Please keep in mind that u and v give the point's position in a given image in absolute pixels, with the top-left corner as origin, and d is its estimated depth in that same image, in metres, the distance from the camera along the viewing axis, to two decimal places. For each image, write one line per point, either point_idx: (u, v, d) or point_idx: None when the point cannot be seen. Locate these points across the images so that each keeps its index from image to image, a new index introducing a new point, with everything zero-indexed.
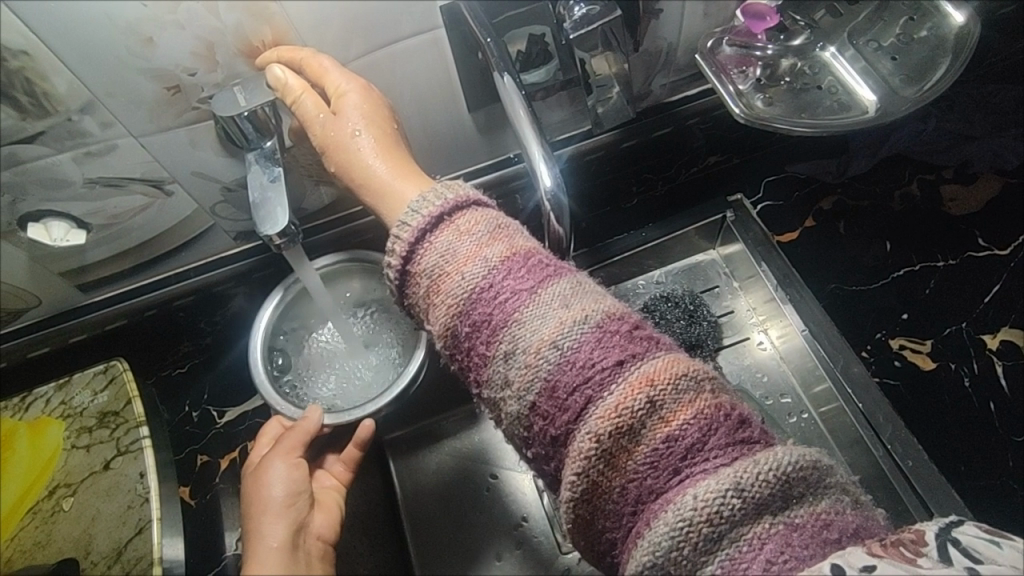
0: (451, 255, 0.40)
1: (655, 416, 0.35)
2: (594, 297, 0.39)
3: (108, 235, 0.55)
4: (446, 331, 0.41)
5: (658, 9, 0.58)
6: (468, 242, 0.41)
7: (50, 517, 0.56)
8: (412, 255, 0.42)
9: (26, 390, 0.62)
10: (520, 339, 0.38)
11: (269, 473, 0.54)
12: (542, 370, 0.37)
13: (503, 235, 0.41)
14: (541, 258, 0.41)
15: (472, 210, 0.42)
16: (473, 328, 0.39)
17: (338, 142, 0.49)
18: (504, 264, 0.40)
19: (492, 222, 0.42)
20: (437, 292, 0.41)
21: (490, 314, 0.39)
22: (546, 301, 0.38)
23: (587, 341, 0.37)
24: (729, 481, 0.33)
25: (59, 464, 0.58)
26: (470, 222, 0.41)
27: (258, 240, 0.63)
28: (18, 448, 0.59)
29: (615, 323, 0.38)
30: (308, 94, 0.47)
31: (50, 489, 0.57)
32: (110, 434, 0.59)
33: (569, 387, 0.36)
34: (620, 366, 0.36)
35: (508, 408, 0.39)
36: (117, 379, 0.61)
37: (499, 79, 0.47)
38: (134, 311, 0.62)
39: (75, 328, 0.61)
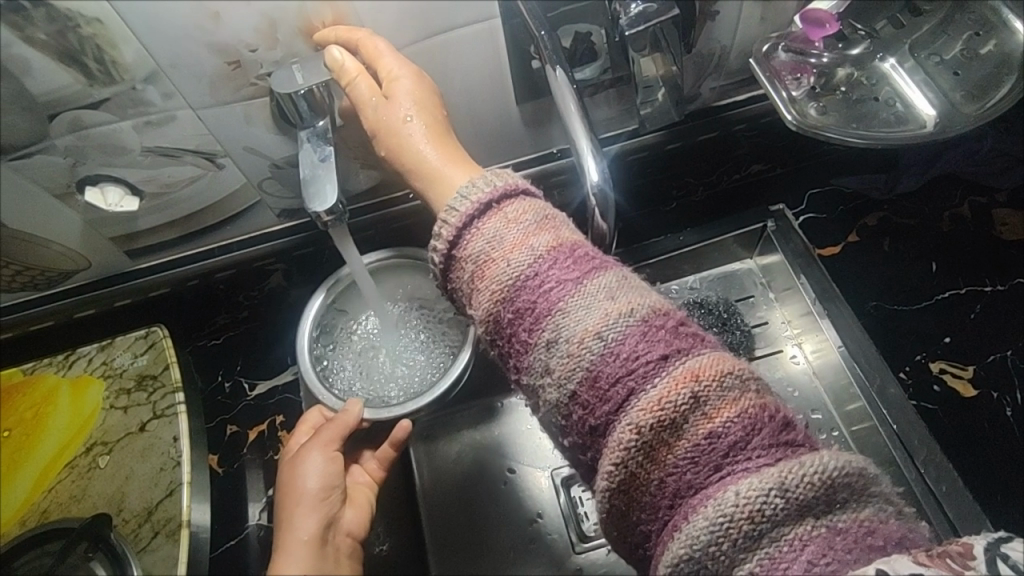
0: (498, 241, 0.41)
1: (698, 412, 0.35)
2: (640, 292, 0.39)
3: (158, 204, 0.56)
4: (488, 317, 0.41)
5: (715, 11, 0.58)
6: (516, 228, 0.41)
7: (86, 473, 0.58)
8: (458, 240, 0.42)
9: (70, 349, 0.64)
10: (563, 327, 0.38)
11: (305, 464, 0.56)
12: (585, 360, 0.37)
13: (549, 225, 0.41)
14: (586, 250, 0.41)
15: (520, 199, 0.42)
16: (516, 314, 0.40)
17: (393, 128, 0.49)
18: (550, 254, 0.40)
19: (540, 213, 0.42)
20: (482, 277, 0.41)
21: (535, 301, 0.39)
22: (592, 292, 0.38)
23: (631, 334, 0.37)
24: (772, 479, 0.33)
25: (97, 422, 0.60)
26: (518, 211, 0.41)
27: (302, 218, 0.64)
28: (60, 403, 0.62)
29: (660, 319, 0.37)
30: (363, 77, 0.48)
31: (88, 445, 0.59)
32: (148, 397, 0.61)
33: (611, 378, 0.36)
34: (664, 360, 0.36)
35: (547, 396, 0.39)
36: (157, 344, 0.63)
37: (551, 72, 0.48)
38: (177, 280, 0.63)
39: (122, 292, 0.63)
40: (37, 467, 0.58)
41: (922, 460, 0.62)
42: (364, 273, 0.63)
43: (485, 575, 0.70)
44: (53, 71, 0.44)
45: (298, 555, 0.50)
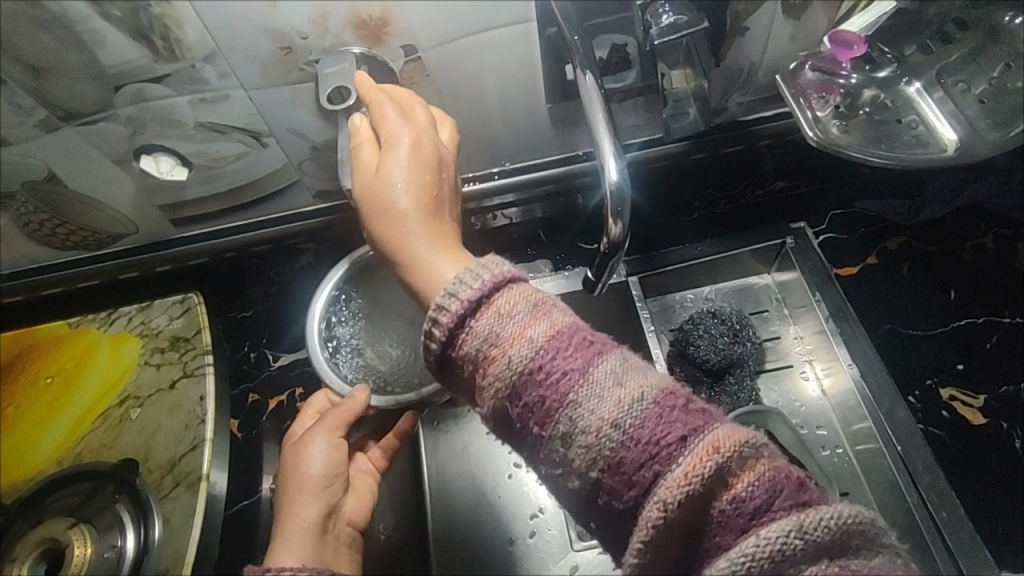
0: (497, 338, 0.40)
1: (719, 482, 0.35)
2: (644, 371, 0.39)
3: (204, 177, 0.60)
4: (497, 410, 0.40)
5: (745, 27, 0.60)
6: (512, 323, 0.40)
7: (117, 423, 0.62)
8: (454, 339, 0.42)
9: (112, 308, 0.69)
10: (580, 419, 0.37)
11: (311, 449, 0.60)
12: (604, 448, 0.37)
13: (545, 311, 0.41)
14: (584, 334, 0.40)
15: (510, 288, 0.42)
16: (527, 407, 0.39)
17: (381, 205, 0.48)
18: (551, 344, 0.39)
19: (533, 300, 0.41)
20: (485, 373, 0.40)
21: (544, 395, 0.38)
22: (601, 379, 0.38)
23: (644, 418, 0.37)
24: (792, 523, 0.34)
25: (131, 376, 0.65)
26: (510, 303, 0.41)
27: (335, 200, 0.67)
28: (100, 356, 0.66)
29: (669, 398, 0.38)
30: (367, 142, 0.51)
31: (121, 398, 0.63)
32: (179, 357, 0.65)
33: (634, 463, 0.36)
34: (681, 441, 0.36)
35: (569, 485, 0.39)
36: (192, 309, 0.68)
37: (581, 76, 0.50)
38: (214, 251, 0.67)
39: (163, 259, 0.67)
40: (73, 413, 0.63)
41: (924, 484, 0.62)
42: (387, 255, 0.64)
43: (482, 564, 0.72)
44: (123, 45, 0.48)
45: (301, 538, 0.56)
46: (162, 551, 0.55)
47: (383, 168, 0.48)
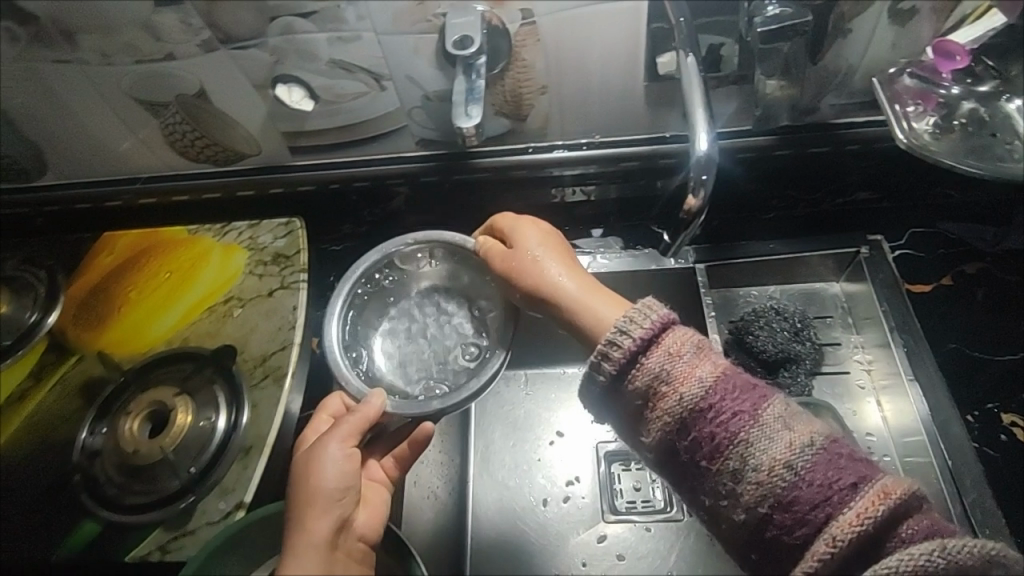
0: (672, 375, 0.48)
1: (888, 524, 0.42)
2: (803, 418, 0.48)
3: (328, 110, 0.67)
4: (667, 442, 0.49)
5: (848, 29, 0.62)
6: (682, 363, 0.49)
7: (221, 317, 0.70)
8: (629, 374, 0.50)
9: (226, 222, 0.78)
10: (754, 457, 0.45)
11: (325, 456, 0.54)
12: (777, 485, 0.45)
13: (711, 357, 0.50)
14: (745, 381, 0.49)
15: (674, 333, 0.50)
16: (700, 442, 0.47)
17: (528, 269, 0.62)
18: (718, 386, 0.48)
19: (695, 345, 0.50)
20: (659, 408, 0.49)
21: (717, 433, 0.47)
22: (771, 422, 0.47)
23: (813, 460, 0.45)
24: (935, 544, 0.41)
25: (236, 281, 0.73)
26: (678, 345, 0.49)
27: (436, 149, 0.73)
28: (212, 261, 0.75)
29: (833, 446, 0.46)
30: (502, 229, 0.66)
31: (226, 297, 0.71)
32: (279, 271, 0.73)
33: (807, 502, 0.44)
34: (845, 482, 0.44)
35: (735, 515, 0.46)
36: (295, 232, 0.75)
37: (683, 58, 0.54)
38: (321, 180, 0.74)
39: (278, 181, 0.75)
40: (187, 302, 0.71)
41: (970, 500, 0.62)
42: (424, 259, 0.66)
43: (518, 512, 0.77)
44: None
45: (310, 557, 0.49)
46: (249, 429, 0.61)
47: (523, 248, 0.64)
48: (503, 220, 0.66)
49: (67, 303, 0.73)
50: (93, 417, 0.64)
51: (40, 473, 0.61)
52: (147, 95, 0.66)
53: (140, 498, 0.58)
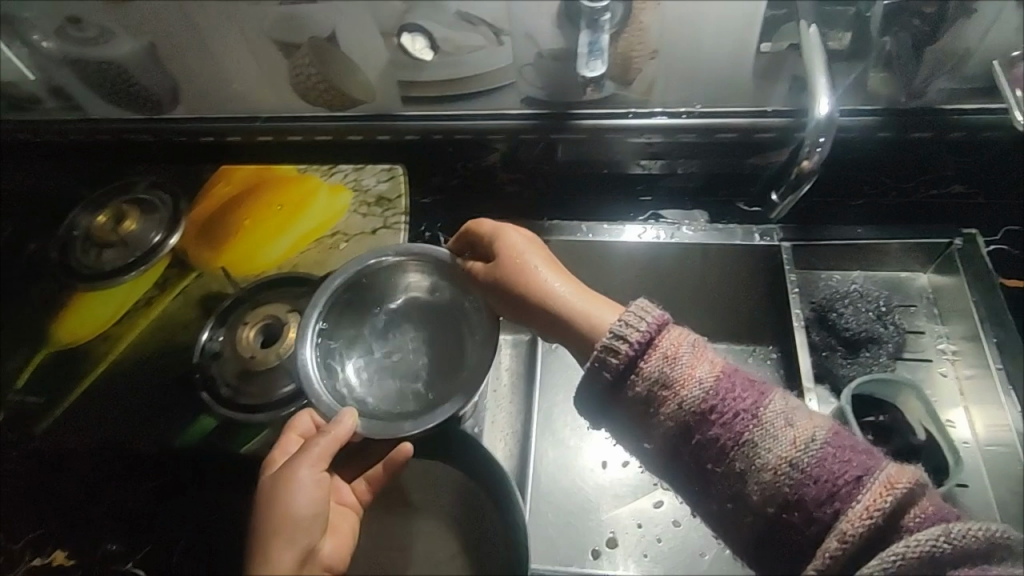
0: (673, 378, 0.51)
1: (896, 513, 0.44)
2: (802, 416, 0.50)
3: (447, 61, 0.72)
4: (674, 444, 0.51)
5: (974, 10, 0.71)
6: (681, 365, 0.51)
7: (329, 249, 0.75)
8: (631, 377, 0.52)
9: (332, 163, 0.82)
10: (759, 457, 0.48)
11: (294, 484, 0.55)
12: (784, 482, 0.47)
13: (709, 360, 0.52)
14: (742, 382, 0.52)
15: (671, 334, 0.53)
16: (705, 443, 0.50)
17: (517, 272, 0.63)
18: (718, 386, 0.50)
19: (691, 344, 0.53)
20: (664, 412, 0.51)
21: (724, 434, 0.49)
22: (772, 421, 0.49)
23: (817, 455, 0.47)
24: (939, 529, 0.43)
25: (341, 218, 0.78)
26: (676, 347, 0.52)
27: (537, 109, 0.75)
28: (319, 198, 0.80)
29: (834, 440, 0.49)
30: (483, 233, 0.66)
31: (332, 232, 0.76)
32: (382, 212, 0.77)
33: (814, 496, 0.46)
34: (850, 474, 0.47)
35: (747, 517, 0.49)
36: (398, 178, 0.80)
37: (807, 28, 0.62)
38: (427, 130, 0.77)
39: (385, 129, 0.78)
40: (297, 233, 0.77)
41: None
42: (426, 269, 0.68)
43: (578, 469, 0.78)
44: None
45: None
46: None
47: (505, 253, 0.64)
48: (484, 225, 0.66)
49: (189, 226, 0.80)
50: (212, 328, 0.70)
51: (167, 374, 0.68)
52: (283, 34, 0.74)
53: (252, 401, 0.65)
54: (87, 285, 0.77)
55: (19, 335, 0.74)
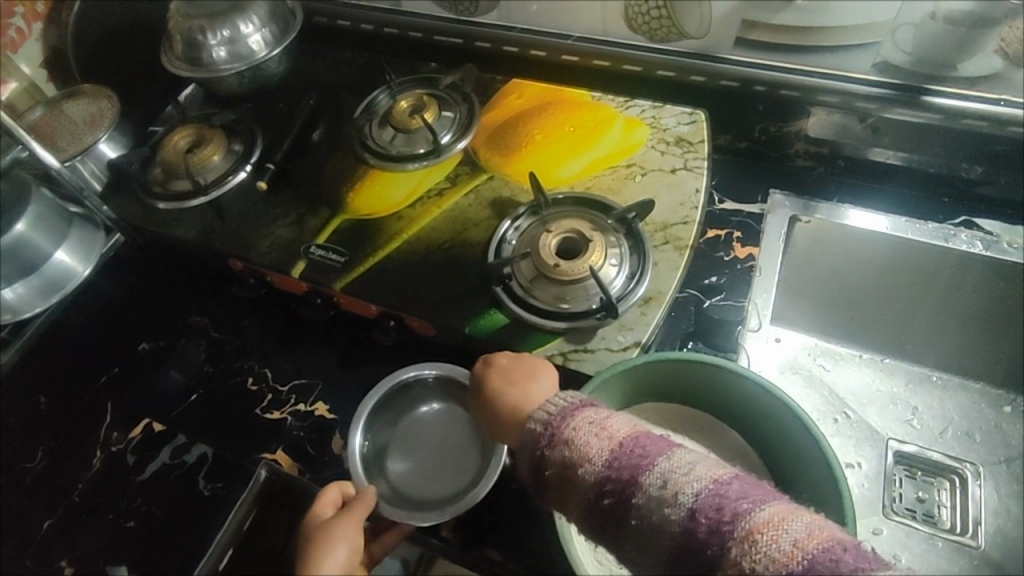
0: (571, 455, 0.48)
1: (772, 563, 0.40)
2: (686, 469, 0.45)
3: (807, 8, 0.66)
4: (585, 514, 0.48)
5: None
6: (577, 441, 0.49)
7: (625, 178, 0.73)
8: (539, 456, 0.50)
9: (629, 98, 0.81)
10: (645, 516, 0.45)
11: (334, 529, 0.55)
12: (671, 543, 0.44)
13: (603, 430, 0.49)
14: (638, 447, 0.47)
15: (574, 412, 0.51)
16: (605, 512, 0.47)
17: (503, 388, 0.58)
18: (612, 456, 0.47)
19: (589, 417, 0.50)
20: (568, 489, 0.49)
21: (617, 504, 0.46)
22: (656, 481, 0.45)
23: (694, 508, 0.43)
24: None
25: (637, 152, 0.76)
26: (575, 426, 0.50)
27: (888, 78, 0.70)
28: (616, 129, 0.78)
29: (717, 490, 0.44)
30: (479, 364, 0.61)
31: (628, 163, 0.75)
32: (682, 153, 0.74)
33: (699, 554, 0.43)
34: (725, 522, 0.42)
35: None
36: (700, 123, 0.77)
37: None
38: (748, 79, 0.74)
39: (705, 70, 0.76)
40: (590, 157, 0.76)
41: None
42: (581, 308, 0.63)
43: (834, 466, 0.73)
44: None
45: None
46: (650, 283, 0.64)
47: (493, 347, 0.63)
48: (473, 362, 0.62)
49: (479, 130, 0.82)
50: (506, 228, 0.71)
51: (455, 264, 0.70)
52: None
53: (541, 304, 0.64)
54: (380, 165, 0.81)
55: (320, 195, 0.79)
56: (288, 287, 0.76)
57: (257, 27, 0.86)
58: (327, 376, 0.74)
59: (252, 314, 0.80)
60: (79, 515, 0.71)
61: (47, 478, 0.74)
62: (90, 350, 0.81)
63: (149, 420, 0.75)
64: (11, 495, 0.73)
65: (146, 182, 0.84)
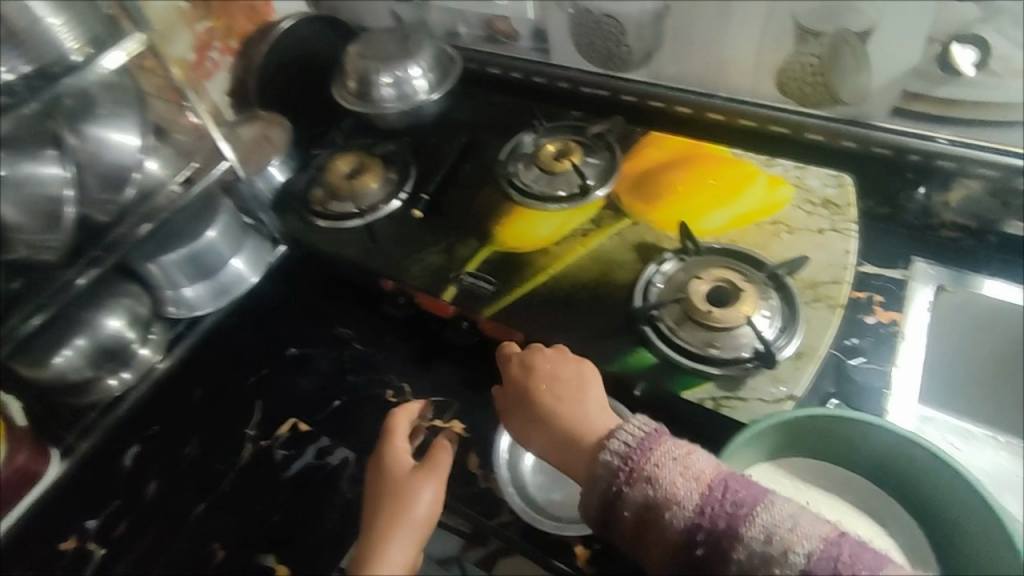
0: (656, 495, 0.49)
1: None
2: (790, 523, 0.45)
3: (976, 83, 0.69)
4: (668, 557, 0.49)
5: None
6: (664, 482, 0.49)
7: (771, 236, 0.75)
8: (615, 494, 0.51)
9: (772, 157, 0.83)
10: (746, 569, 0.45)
11: (421, 491, 0.57)
12: None
13: (688, 471, 0.49)
14: (732, 491, 0.48)
15: (654, 449, 0.51)
16: (695, 560, 0.47)
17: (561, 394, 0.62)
18: (703, 501, 0.48)
19: (673, 456, 0.51)
20: (647, 530, 0.49)
21: (712, 552, 0.47)
22: (757, 535, 0.45)
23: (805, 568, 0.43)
24: None
25: (782, 211, 0.77)
26: (658, 465, 0.50)
27: None
28: (759, 187, 0.80)
29: (826, 549, 0.44)
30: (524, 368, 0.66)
31: (773, 222, 0.76)
32: (829, 215, 0.75)
33: None
34: None
35: None
36: (847, 187, 0.78)
37: None
38: (902, 146, 0.76)
39: (856, 136, 0.78)
40: (735, 211, 0.79)
41: None
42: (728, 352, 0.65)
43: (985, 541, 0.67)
44: None
45: None
46: (802, 339, 0.65)
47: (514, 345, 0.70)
48: (521, 366, 0.66)
49: (621, 178, 0.86)
50: (652, 272, 0.74)
51: (601, 302, 0.73)
52: (819, 24, 0.72)
53: (690, 346, 0.66)
54: (525, 202, 0.85)
55: (469, 226, 0.85)
56: (433, 309, 0.81)
57: (421, 72, 0.94)
58: (465, 399, 0.78)
59: (395, 331, 0.86)
60: (232, 501, 0.75)
61: (200, 462, 0.78)
62: (244, 349, 0.87)
63: (295, 421, 0.80)
64: (168, 476, 0.78)
65: (309, 201, 0.91)
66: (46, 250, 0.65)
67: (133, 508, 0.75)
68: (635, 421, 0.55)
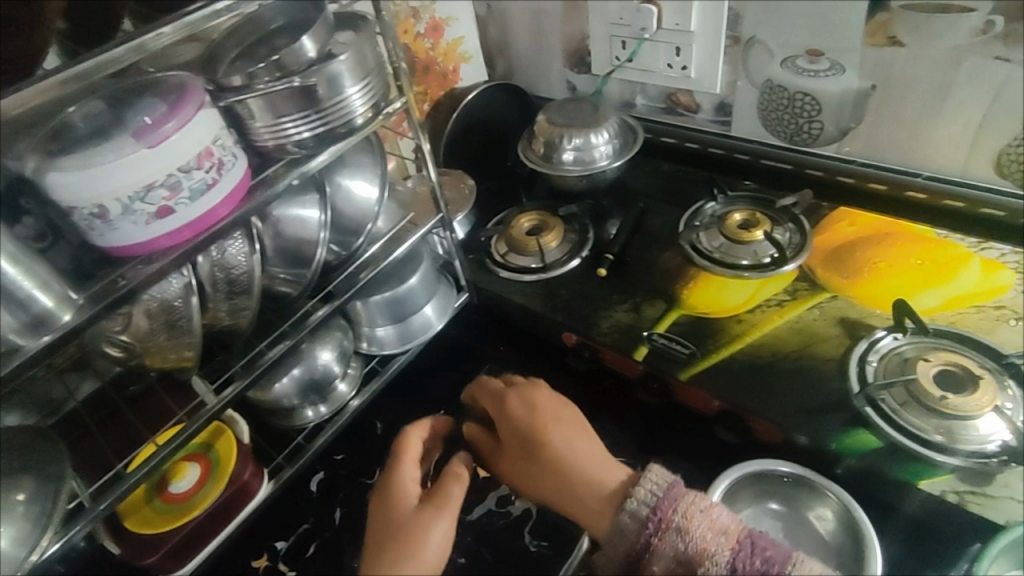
0: (692, 547, 0.55)
1: None
2: None
3: None
4: None
5: None
6: (697, 536, 0.56)
7: (997, 320, 0.73)
8: (648, 544, 0.57)
9: (983, 239, 0.82)
10: None
11: (433, 527, 0.61)
12: None
13: (715, 526, 0.56)
14: (761, 549, 0.55)
15: (681, 500, 0.58)
16: None
17: (552, 433, 0.70)
18: (734, 555, 0.54)
19: (702, 509, 0.57)
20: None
21: None
22: None
23: None
24: None
25: (1005, 294, 0.76)
26: (689, 517, 0.57)
27: None
28: (973, 270, 0.78)
29: None
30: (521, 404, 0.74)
31: (998, 305, 0.75)
32: None
33: None
34: None
35: None
36: None
37: None
38: None
39: None
40: (948, 293, 0.77)
41: None
42: (963, 442, 0.62)
43: None
44: None
45: None
46: None
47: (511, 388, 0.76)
48: (518, 404, 0.74)
49: (812, 250, 0.85)
50: (864, 350, 0.72)
51: (809, 376, 0.71)
52: None
53: (920, 430, 0.63)
54: (711, 268, 0.86)
55: (653, 289, 0.86)
56: (619, 366, 0.82)
57: (606, 139, 0.99)
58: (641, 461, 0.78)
59: (570, 385, 0.88)
60: None
61: None
62: (425, 392, 0.91)
63: None
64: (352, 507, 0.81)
65: (491, 253, 0.97)
66: (289, 284, 0.73)
67: (320, 533, 0.78)
68: (648, 470, 0.61)
